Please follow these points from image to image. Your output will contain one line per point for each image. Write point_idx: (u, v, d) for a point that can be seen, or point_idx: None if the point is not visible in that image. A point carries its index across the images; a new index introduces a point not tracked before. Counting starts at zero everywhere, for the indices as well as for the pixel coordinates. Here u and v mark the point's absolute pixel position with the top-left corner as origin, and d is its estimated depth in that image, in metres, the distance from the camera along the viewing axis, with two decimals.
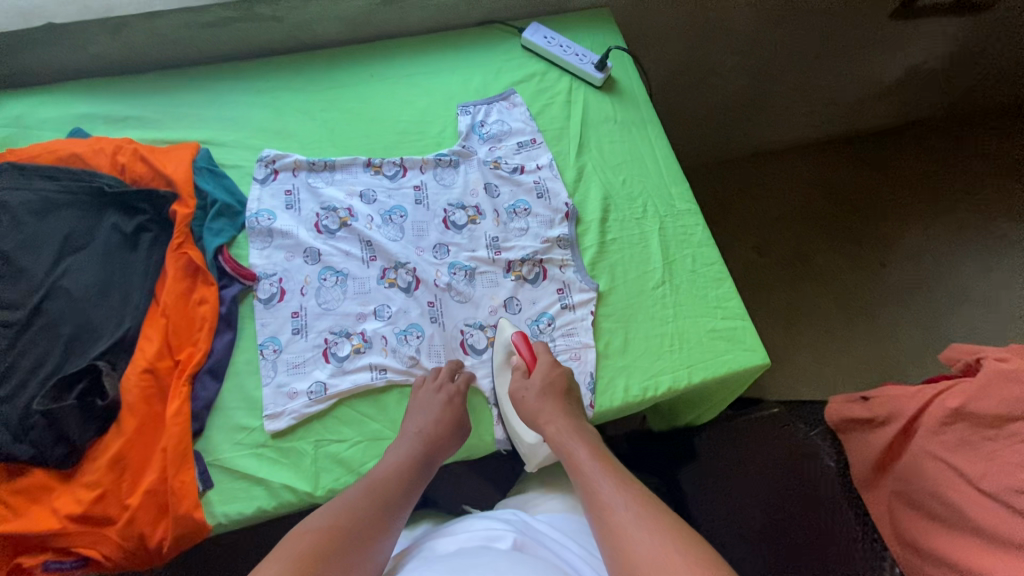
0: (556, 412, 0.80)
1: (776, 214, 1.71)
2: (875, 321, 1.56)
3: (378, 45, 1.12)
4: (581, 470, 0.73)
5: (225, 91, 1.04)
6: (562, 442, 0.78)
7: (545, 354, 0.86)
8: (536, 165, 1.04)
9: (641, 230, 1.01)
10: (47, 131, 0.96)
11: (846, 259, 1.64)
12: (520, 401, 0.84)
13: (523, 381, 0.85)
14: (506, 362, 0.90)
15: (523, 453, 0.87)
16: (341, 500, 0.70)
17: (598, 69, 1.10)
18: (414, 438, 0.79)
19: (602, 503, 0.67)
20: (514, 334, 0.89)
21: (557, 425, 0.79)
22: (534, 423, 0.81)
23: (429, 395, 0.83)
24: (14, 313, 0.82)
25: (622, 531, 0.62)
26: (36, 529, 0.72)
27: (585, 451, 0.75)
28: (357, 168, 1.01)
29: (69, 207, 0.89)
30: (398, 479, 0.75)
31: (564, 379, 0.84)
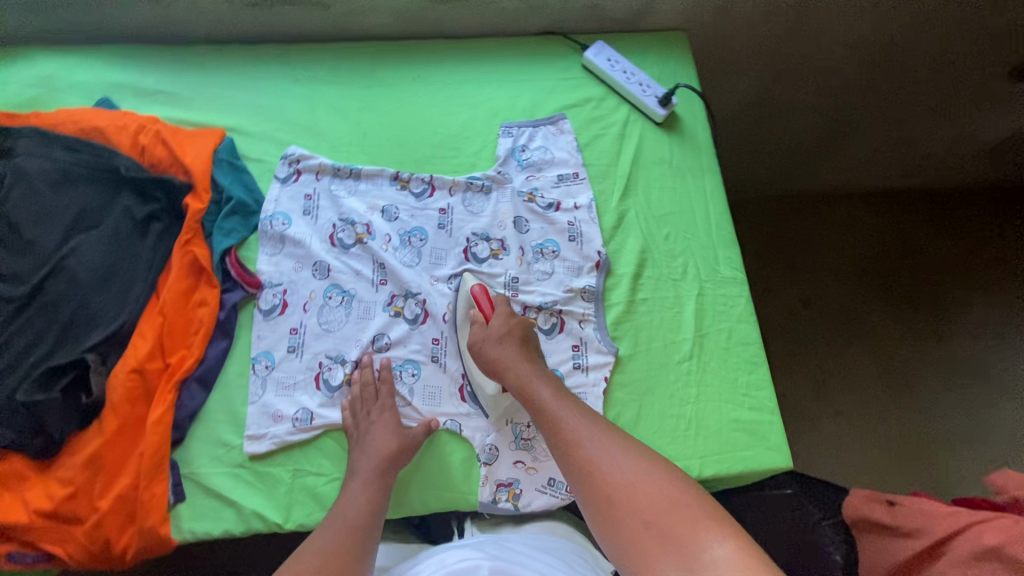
0: (513, 359, 0.78)
1: (826, 261, 1.45)
2: (919, 403, 1.32)
3: (428, 45, 1.05)
4: (546, 409, 0.71)
5: (261, 76, 0.99)
6: (525, 387, 0.75)
7: (505, 306, 0.84)
8: (574, 204, 0.95)
9: (676, 293, 0.92)
10: (75, 96, 0.93)
11: (899, 325, 1.39)
12: (481, 351, 0.81)
13: (483, 333, 0.82)
14: (466, 316, 0.87)
15: (484, 406, 0.84)
16: (305, 552, 0.66)
17: (661, 105, 1.00)
18: (366, 471, 0.75)
19: (571, 441, 0.65)
20: (474, 285, 0.87)
21: (517, 371, 0.77)
22: (496, 372, 0.79)
23: (373, 424, 0.79)
24: (17, 289, 0.80)
25: (595, 466, 0.61)
26: (7, 518, 0.71)
27: (549, 392, 0.73)
28: (383, 180, 0.95)
29: (85, 183, 0.87)
30: (359, 517, 0.71)
31: (522, 326, 0.82)
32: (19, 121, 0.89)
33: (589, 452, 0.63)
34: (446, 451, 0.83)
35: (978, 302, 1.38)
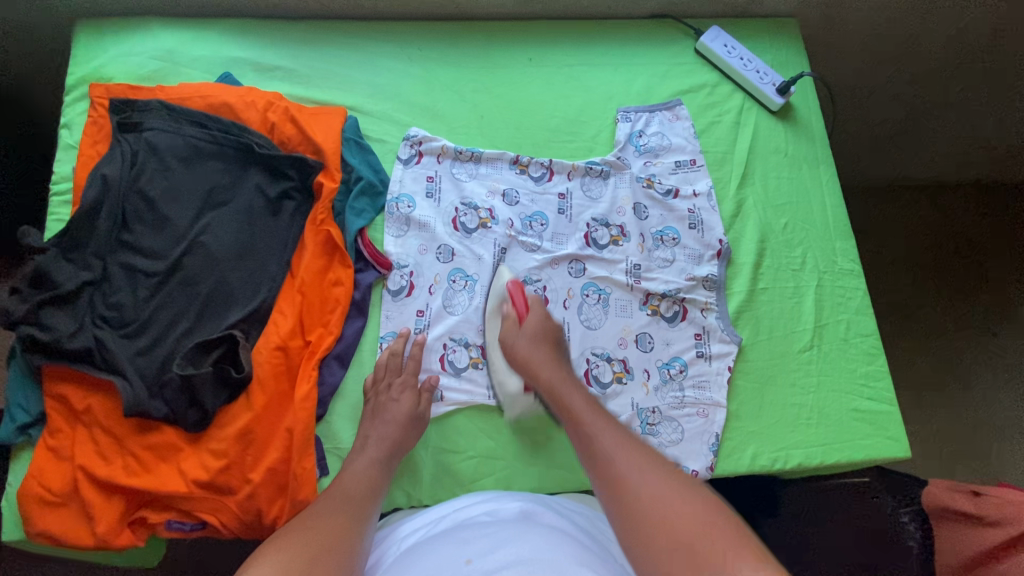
0: (546, 360, 0.77)
1: (878, 249, 1.36)
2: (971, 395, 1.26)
3: (541, 26, 1.03)
4: (577, 415, 0.67)
5: (378, 54, 0.97)
6: (557, 393, 0.72)
7: (539, 306, 0.83)
8: (692, 191, 0.95)
9: (796, 283, 0.92)
10: (196, 71, 0.92)
11: (954, 318, 1.30)
12: (512, 348, 0.80)
13: (516, 331, 0.81)
14: (497, 310, 0.87)
15: (501, 402, 0.83)
16: (321, 500, 0.65)
17: (779, 93, 0.99)
18: (376, 446, 0.75)
19: (599, 452, 0.62)
20: (509, 282, 0.86)
21: (550, 373, 0.75)
22: (527, 369, 0.77)
23: (394, 401, 0.78)
24: (156, 264, 0.81)
25: (626, 483, 0.58)
26: (166, 488, 0.73)
27: (580, 399, 0.70)
28: (503, 164, 0.95)
29: (214, 159, 0.86)
30: (366, 484, 0.69)
31: (557, 331, 0.81)
32: (143, 94, 0.88)
33: (619, 465, 0.59)
34: None
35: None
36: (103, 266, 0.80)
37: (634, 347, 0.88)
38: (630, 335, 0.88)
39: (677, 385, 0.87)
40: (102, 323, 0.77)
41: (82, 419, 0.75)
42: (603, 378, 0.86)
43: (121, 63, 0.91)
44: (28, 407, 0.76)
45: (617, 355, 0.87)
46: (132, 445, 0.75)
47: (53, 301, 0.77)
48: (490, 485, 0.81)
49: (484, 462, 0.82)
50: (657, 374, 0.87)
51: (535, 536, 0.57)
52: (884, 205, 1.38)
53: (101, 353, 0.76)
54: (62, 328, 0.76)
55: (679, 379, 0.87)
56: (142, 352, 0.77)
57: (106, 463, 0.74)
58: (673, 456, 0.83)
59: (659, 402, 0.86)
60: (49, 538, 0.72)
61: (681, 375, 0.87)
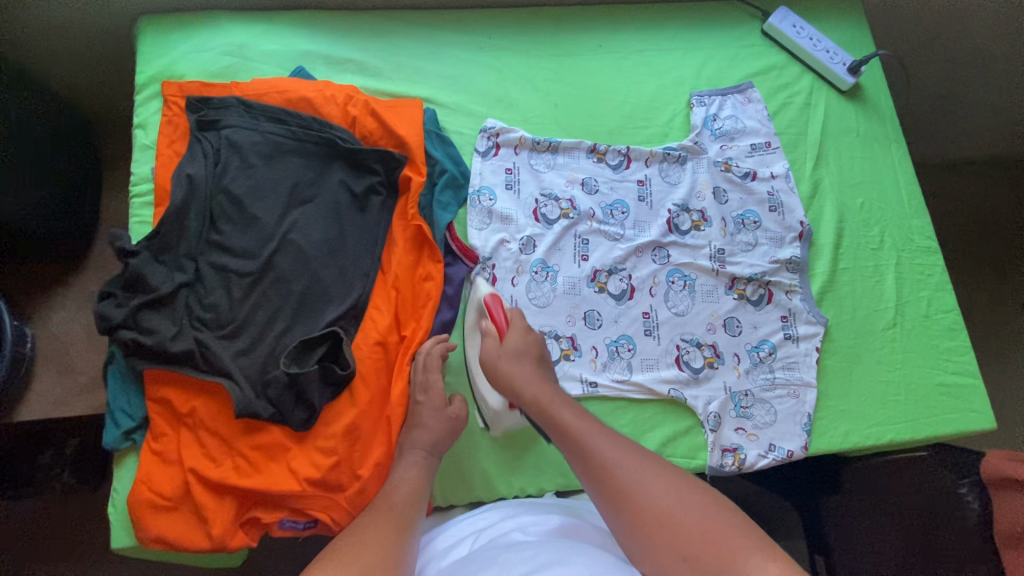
0: (531, 376, 0.71)
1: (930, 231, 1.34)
2: (1012, 367, 1.25)
3: (608, 12, 1.02)
4: (570, 432, 0.64)
5: (448, 44, 0.96)
6: (545, 408, 0.68)
7: (519, 319, 0.77)
8: (770, 173, 0.95)
9: (876, 262, 0.93)
10: (269, 66, 0.90)
11: (989, 293, 1.29)
12: (494, 368, 0.74)
13: (497, 349, 0.74)
14: (476, 325, 0.82)
15: (488, 419, 0.81)
16: (356, 522, 0.63)
17: (850, 73, 0.99)
18: (415, 452, 0.73)
19: (598, 468, 0.61)
20: (486, 295, 0.79)
21: (536, 392, 0.70)
22: (511, 389, 0.71)
23: (421, 404, 0.76)
24: (247, 263, 0.80)
25: (631, 498, 0.58)
26: (279, 488, 0.73)
27: (570, 413, 0.67)
28: (580, 152, 0.94)
29: (296, 155, 0.85)
30: (409, 495, 0.68)
31: (539, 344, 0.75)
32: (219, 91, 0.86)
33: (621, 477, 0.59)
34: (665, 419, 0.85)
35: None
36: (196, 267, 0.79)
37: (723, 332, 0.88)
38: (718, 320, 0.89)
39: (767, 367, 0.87)
40: (200, 325, 0.77)
41: (186, 423, 0.75)
42: (694, 364, 0.87)
43: (192, 60, 0.89)
44: (132, 412, 0.76)
45: (706, 340, 0.88)
46: (240, 445, 0.74)
47: (150, 304, 0.76)
48: None
49: None
50: (747, 357, 0.87)
51: (580, 553, 0.55)
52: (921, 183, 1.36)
53: (203, 355, 0.75)
54: (162, 331, 0.75)
55: (768, 361, 0.87)
56: (243, 353, 0.76)
57: (215, 465, 0.74)
58: (768, 438, 0.85)
59: (751, 385, 0.86)
60: (163, 543, 0.72)
61: (771, 358, 0.87)
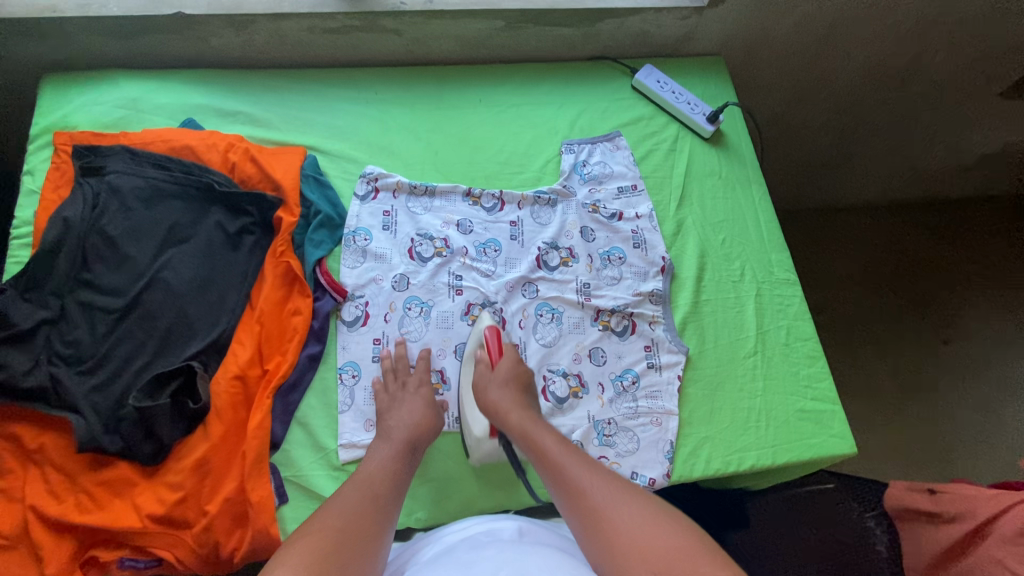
0: (516, 404, 0.79)
1: (818, 276, 1.48)
2: (929, 402, 1.34)
3: (490, 69, 1.11)
4: (551, 458, 0.71)
5: (337, 98, 1.04)
6: (529, 434, 0.75)
7: (513, 351, 0.85)
8: (635, 214, 1.02)
9: (737, 294, 0.98)
10: (160, 118, 0.97)
11: (903, 328, 1.41)
12: (483, 394, 0.81)
13: (488, 375, 0.83)
14: (472, 355, 0.88)
15: (468, 445, 0.83)
16: (337, 498, 0.66)
17: (709, 121, 1.07)
18: (400, 441, 0.76)
19: (573, 487, 0.66)
20: (486, 327, 0.87)
21: (520, 416, 0.77)
22: (497, 415, 0.79)
23: (411, 394, 0.82)
24: (114, 300, 0.82)
25: (599, 513, 0.62)
26: (119, 525, 0.72)
27: (552, 438, 0.73)
28: (456, 196, 1.00)
29: (176, 198, 0.90)
30: (386, 478, 0.71)
31: (527, 375, 0.84)
32: (108, 141, 0.92)
33: (593, 497, 0.64)
34: None
35: (971, 308, 1.41)
36: (61, 304, 0.81)
37: (588, 362, 0.91)
38: (583, 350, 0.91)
39: (631, 396, 0.90)
40: (58, 361, 0.78)
41: (34, 459, 0.75)
42: (559, 394, 0.89)
43: (87, 113, 0.95)
44: None
45: (571, 371, 0.90)
46: (85, 482, 0.74)
47: (7, 341, 0.77)
48: (450, 504, 0.82)
49: (443, 484, 0.83)
50: (611, 387, 0.90)
51: (538, 557, 0.58)
52: (823, 228, 1.53)
53: (56, 390, 0.76)
54: (16, 366, 0.76)
55: (632, 390, 0.90)
56: (99, 388, 0.77)
57: (58, 502, 0.73)
58: (629, 466, 0.85)
59: (615, 414, 0.88)
60: None
61: (634, 387, 0.90)
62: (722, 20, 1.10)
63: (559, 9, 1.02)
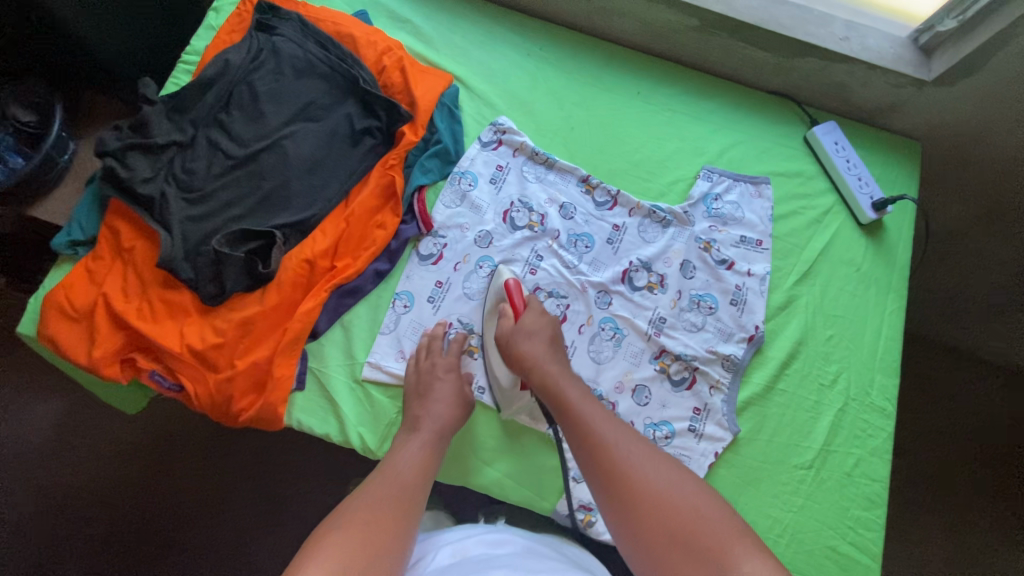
0: (544, 356, 0.78)
1: (915, 418, 1.28)
2: None
3: (662, 67, 1.04)
4: (575, 411, 0.71)
5: (501, 40, 1.02)
6: (551, 386, 0.75)
7: (536, 303, 0.84)
8: (747, 269, 0.92)
9: (819, 398, 0.87)
10: (339, 1, 1.00)
11: (995, 519, 1.21)
12: (511, 345, 0.80)
13: (512, 327, 0.81)
14: (495, 308, 0.87)
15: (500, 399, 0.84)
16: (367, 491, 0.66)
17: (873, 207, 0.95)
18: (428, 429, 0.76)
19: (595, 439, 0.68)
20: (508, 279, 0.86)
21: (546, 369, 0.77)
22: (522, 366, 0.78)
23: (440, 380, 0.80)
24: (237, 148, 0.88)
25: (623, 471, 0.64)
26: (163, 343, 0.78)
27: (576, 393, 0.74)
28: (572, 178, 0.96)
29: (323, 79, 0.93)
30: (418, 471, 0.71)
31: (552, 325, 0.82)
32: (288, 6, 0.97)
33: (619, 455, 0.65)
34: (534, 451, 0.83)
35: None
36: (194, 134, 0.87)
37: (629, 396, 0.85)
38: (628, 382, 0.86)
39: None
40: (172, 182, 0.84)
41: (123, 256, 0.82)
42: None
43: None
44: (84, 228, 0.83)
45: (609, 397, 0.85)
46: (152, 294, 0.81)
47: (141, 148, 0.84)
48: (439, 463, 0.81)
49: None
50: (641, 431, 0.84)
51: None
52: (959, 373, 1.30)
53: (160, 206, 0.82)
54: (139, 172, 0.83)
55: (661, 444, 0.83)
56: (194, 219, 0.83)
57: (125, 300, 0.80)
58: None
59: None
60: (53, 345, 0.79)
61: (664, 441, 0.83)
62: (940, 103, 0.95)
63: (763, 28, 0.92)
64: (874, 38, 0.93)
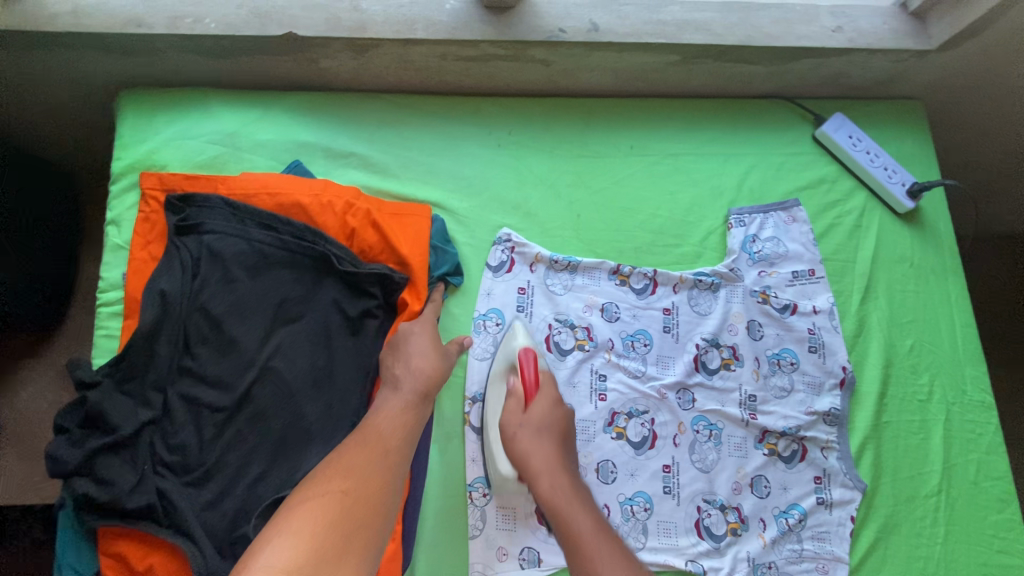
0: (551, 464, 0.68)
1: None
2: None
3: (644, 107, 0.92)
4: (580, 556, 0.61)
5: (463, 138, 0.86)
6: (560, 515, 0.65)
7: (548, 386, 0.72)
8: (812, 307, 0.85)
9: (923, 417, 0.84)
10: (261, 158, 0.81)
11: None
12: (512, 442, 0.69)
13: (520, 420, 0.70)
14: (503, 375, 0.76)
15: (494, 483, 0.74)
16: (345, 456, 0.60)
17: (909, 196, 0.89)
18: (411, 390, 0.69)
19: None
20: (520, 348, 0.74)
21: (552, 484, 0.67)
22: (526, 470, 0.68)
23: (415, 335, 0.73)
24: (222, 396, 0.70)
25: None
26: None
27: (586, 525, 0.64)
28: (601, 273, 0.84)
29: (285, 267, 0.75)
30: (399, 429, 0.65)
31: (566, 419, 0.71)
32: (203, 187, 0.77)
33: None
34: None
35: None
36: (163, 400, 0.70)
37: (749, 493, 0.79)
38: (744, 479, 0.79)
39: (795, 536, 0.78)
40: (164, 470, 0.68)
41: None
42: (717, 531, 0.77)
43: (177, 149, 0.79)
44: (83, 569, 0.67)
45: (731, 503, 0.78)
46: None
47: (109, 447, 0.67)
48: None
49: None
50: (775, 524, 0.78)
51: None
52: None
53: (164, 508, 0.66)
54: (121, 481, 0.66)
55: (797, 530, 0.78)
56: (210, 505, 0.67)
57: None
58: None
59: (776, 556, 0.77)
60: None
61: (800, 526, 0.78)
62: (943, 63, 0.88)
63: (753, 46, 0.81)
64: (866, 18, 0.84)
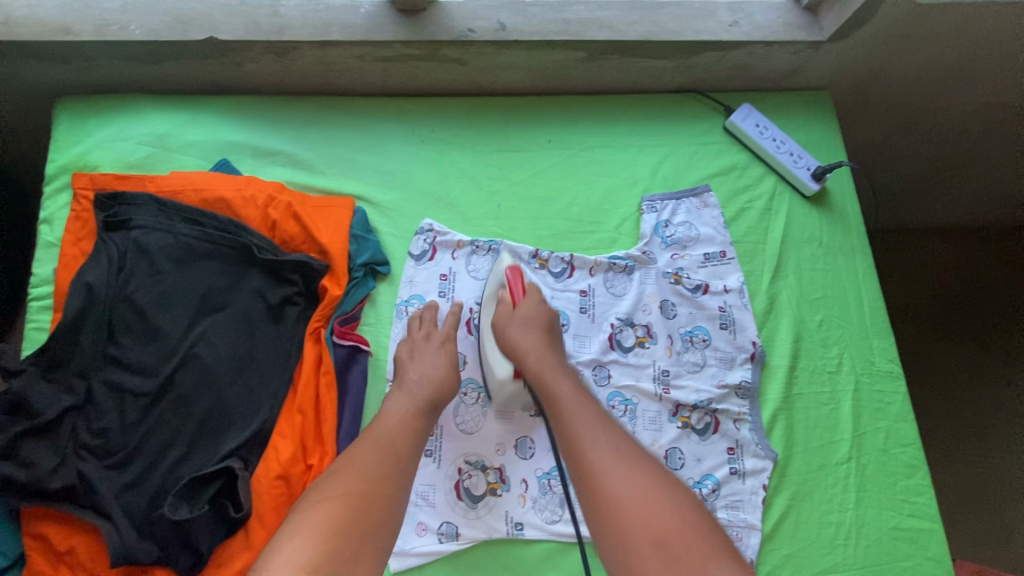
0: (539, 344, 0.74)
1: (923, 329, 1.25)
2: None
3: (562, 103, 0.97)
4: (563, 406, 0.68)
5: (388, 135, 0.91)
6: (542, 376, 0.72)
7: (535, 290, 0.79)
8: (723, 286, 0.89)
9: (833, 388, 0.87)
10: (191, 157, 0.85)
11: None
12: (503, 331, 0.76)
13: (509, 314, 0.77)
14: (493, 295, 0.81)
15: (492, 388, 0.79)
16: (356, 453, 0.64)
17: (814, 179, 0.93)
18: (422, 393, 0.71)
19: (575, 447, 0.65)
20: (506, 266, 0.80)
21: (537, 358, 0.73)
22: (515, 355, 0.74)
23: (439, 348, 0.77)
24: (145, 381, 0.73)
25: (595, 471, 0.62)
26: None
27: (567, 385, 0.71)
28: (520, 259, 0.88)
29: (210, 259, 0.79)
30: (406, 429, 0.68)
31: (550, 314, 0.78)
32: (132, 185, 0.81)
33: (595, 457, 0.63)
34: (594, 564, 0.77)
35: None
36: (87, 387, 0.73)
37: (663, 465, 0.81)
38: (658, 451, 0.82)
39: (709, 506, 0.81)
40: (86, 454, 0.70)
41: (63, 561, 0.68)
42: None
43: (109, 150, 0.84)
44: (5, 551, 0.69)
45: None
46: None
47: (33, 431, 0.70)
48: None
49: None
50: None
51: None
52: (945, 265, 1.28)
53: (85, 488, 0.69)
54: (43, 463, 0.69)
55: (711, 499, 0.81)
56: (130, 485, 0.70)
57: None
58: None
59: None
60: None
61: (714, 495, 0.81)
62: (840, 54, 0.94)
63: (653, 41, 0.87)
64: (761, 13, 0.90)
